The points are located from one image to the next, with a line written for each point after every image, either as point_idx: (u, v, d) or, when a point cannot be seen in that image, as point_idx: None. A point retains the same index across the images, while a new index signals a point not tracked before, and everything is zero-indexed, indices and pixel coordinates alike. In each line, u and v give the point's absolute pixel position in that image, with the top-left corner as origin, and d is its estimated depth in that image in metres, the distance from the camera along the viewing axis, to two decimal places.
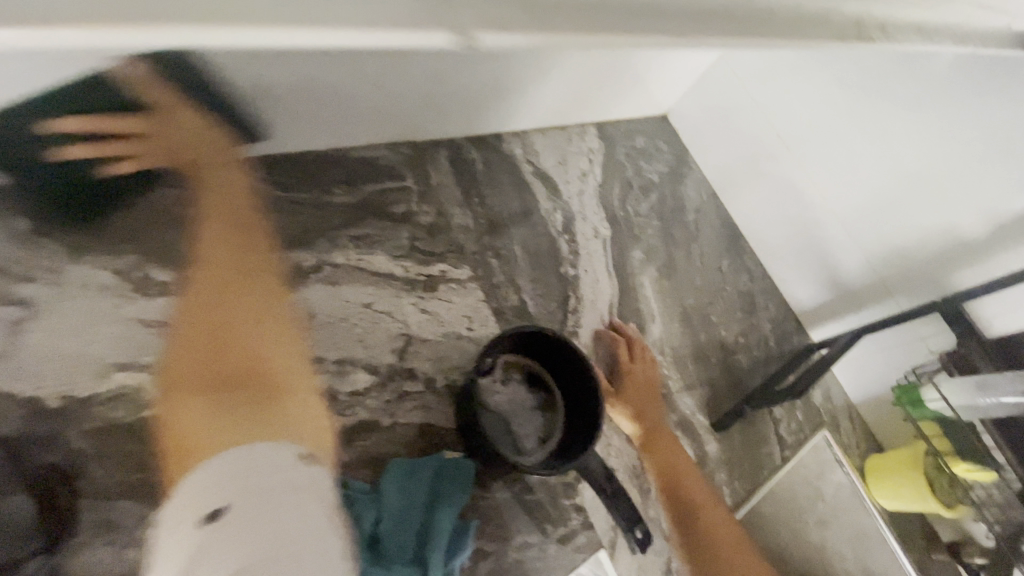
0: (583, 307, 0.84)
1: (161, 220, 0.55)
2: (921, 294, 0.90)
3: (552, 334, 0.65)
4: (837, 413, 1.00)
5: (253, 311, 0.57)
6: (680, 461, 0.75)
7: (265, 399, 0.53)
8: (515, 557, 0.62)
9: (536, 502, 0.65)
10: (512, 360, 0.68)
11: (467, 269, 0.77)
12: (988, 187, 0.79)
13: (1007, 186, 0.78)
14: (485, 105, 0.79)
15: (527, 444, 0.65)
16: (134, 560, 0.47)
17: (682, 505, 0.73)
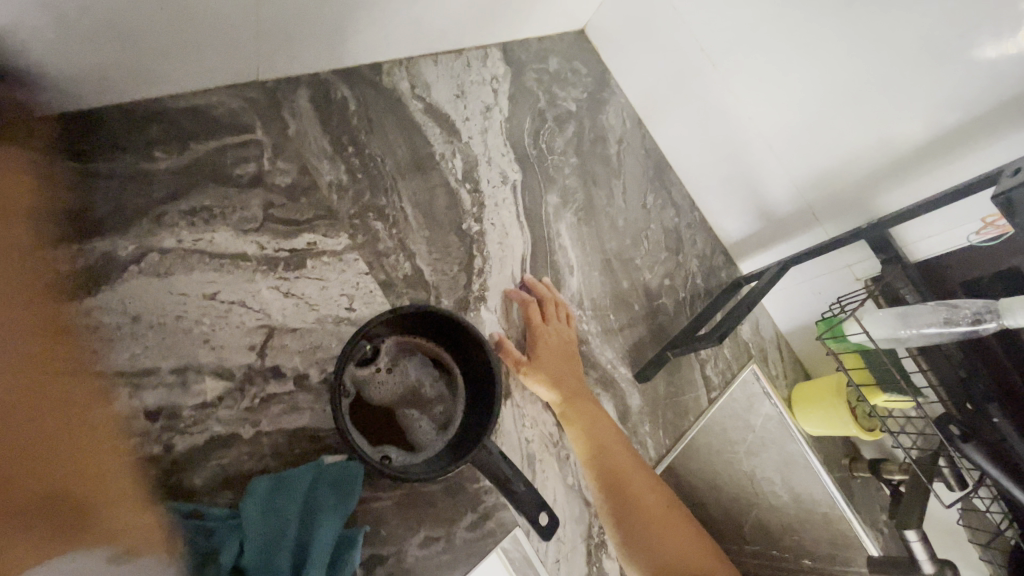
0: (489, 267, 0.74)
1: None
2: (849, 218, 0.85)
3: (438, 311, 0.56)
4: (766, 346, 0.97)
5: (98, 417, 0.47)
6: (607, 432, 0.68)
7: (75, 520, 0.40)
8: (417, 557, 0.56)
9: (438, 493, 0.59)
10: (399, 343, 0.60)
11: (343, 237, 0.65)
12: (919, 97, 0.71)
13: (938, 94, 0.70)
14: (341, 26, 0.64)
15: (420, 436, 0.58)
16: None
17: (612, 481, 0.65)
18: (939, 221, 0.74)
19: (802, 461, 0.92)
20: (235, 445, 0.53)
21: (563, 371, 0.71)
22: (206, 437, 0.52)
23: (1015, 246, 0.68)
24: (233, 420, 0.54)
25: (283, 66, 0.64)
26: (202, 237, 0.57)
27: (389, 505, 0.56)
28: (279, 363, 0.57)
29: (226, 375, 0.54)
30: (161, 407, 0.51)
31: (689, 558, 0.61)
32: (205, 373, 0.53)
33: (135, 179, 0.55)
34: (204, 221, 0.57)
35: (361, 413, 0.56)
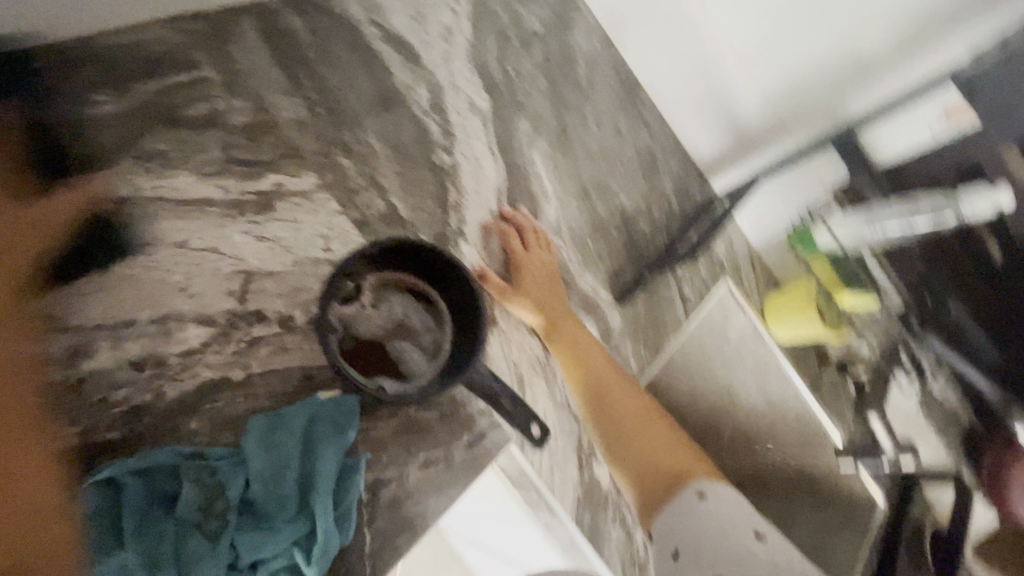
0: (465, 200, 0.73)
1: None
2: (817, 125, 0.87)
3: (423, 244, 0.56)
4: (740, 262, 1.00)
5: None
6: (597, 359, 0.73)
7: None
8: (418, 479, 0.59)
9: (435, 418, 0.62)
10: (381, 280, 0.60)
11: (310, 176, 0.63)
12: None
13: None
14: None
15: (413, 366, 0.59)
16: None
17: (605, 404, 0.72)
18: (905, 122, 0.78)
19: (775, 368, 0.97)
20: (230, 388, 0.53)
21: (545, 296, 0.73)
22: (197, 384, 0.52)
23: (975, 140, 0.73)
24: (221, 365, 0.53)
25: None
26: (164, 184, 0.55)
27: (387, 432, 0.58)
28: (261, 307, 0.57)
29: (209, 320, 0.54)
30: (146, 356, 0.50)
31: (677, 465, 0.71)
32: (187, 320, 0.53)
33: (82, 127, 0.52)
34: (162, 166, 0.55)
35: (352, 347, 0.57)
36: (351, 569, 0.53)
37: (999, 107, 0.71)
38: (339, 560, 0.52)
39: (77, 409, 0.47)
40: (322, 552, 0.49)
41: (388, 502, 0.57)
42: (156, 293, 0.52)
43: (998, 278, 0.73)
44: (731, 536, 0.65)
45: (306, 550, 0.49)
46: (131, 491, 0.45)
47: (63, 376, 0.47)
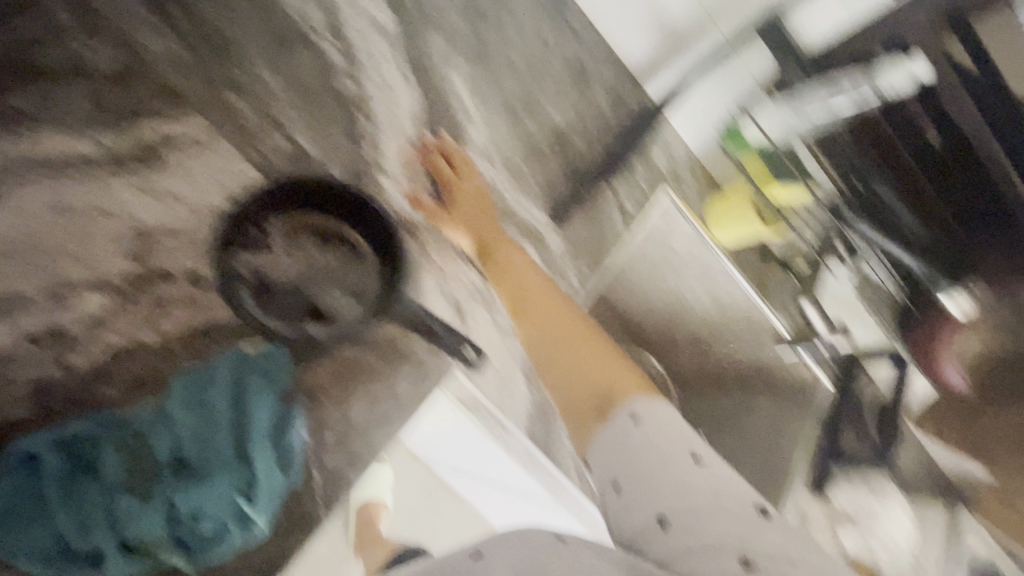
0: (379, 131, 0.69)
1: None
2: (741, 17, 0.83)
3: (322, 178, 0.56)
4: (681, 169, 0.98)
5: None
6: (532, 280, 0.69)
7: None
8: (362, 416, 0.60)
9: (373, 359, 0.61)
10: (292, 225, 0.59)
11: (198, 119, 0.58)
12: None
13: None
14: None
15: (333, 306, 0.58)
16: None
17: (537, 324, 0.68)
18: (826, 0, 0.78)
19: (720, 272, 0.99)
20: (144, 350, 0.52)
21: (478, 217, 0.70)
22: (108, 350, 0.51)
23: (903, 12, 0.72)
24: (131, 328, 0.52)
25: None
26: (34, 143, 0.51)
27: (325, 375, 0.58)
28: (164, 265, 0.54)
29: (109, 286, 0.52)
30: (47, 329, 0.49)
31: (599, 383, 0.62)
32: (84, 288, 0.51)
33: None
34: (26, 123, 0.51)
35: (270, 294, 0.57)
36: (303, 505, 0.55)
37: None
38: (290, 499, 0.54)
39: None
40: (264, 495, 0.50)
41: (333, 442, 0.58)
42: (43, 261, 0.50)
43: (930, 158, 0.74)
44: (669, 466, 0.54)
45: (246, 496, 0.49)
46: (54, 464, 0.46)
47: None
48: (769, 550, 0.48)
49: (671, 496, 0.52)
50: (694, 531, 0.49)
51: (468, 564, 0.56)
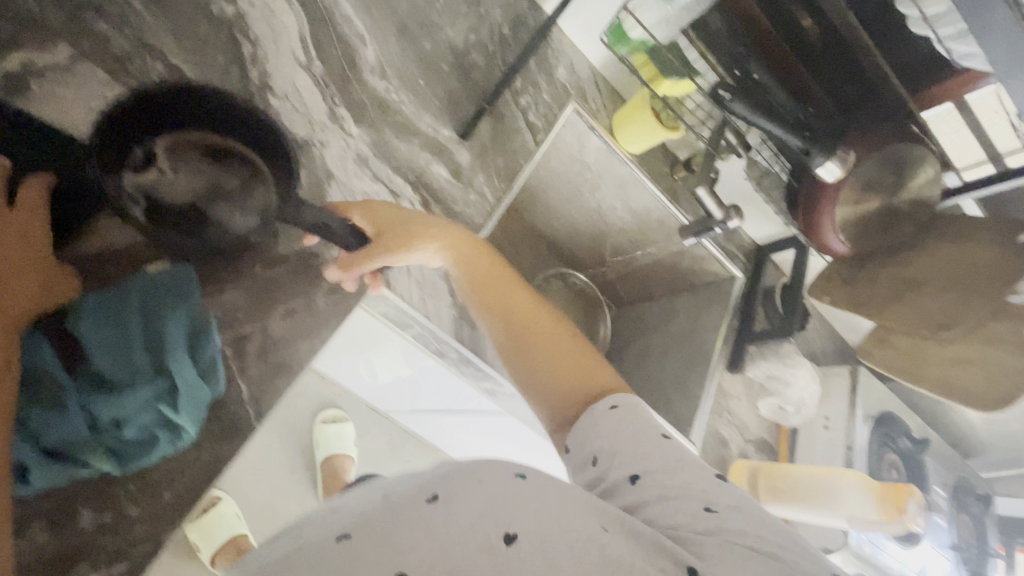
0: (264, 53, 0.68)
1: None
2: None
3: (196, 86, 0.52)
4: (584, 83, 1.01)
5: None
6: (477, 270, 0.65)
7: None
8: (282, 329, 0.62)
9: (284, 273, 0.63)
10: (175, 141, 0.57)
11: (62, 47, 0.56)
12: None
13: None
14: None
15: (231, 222, 0.59)
16: None
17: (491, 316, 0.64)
18: None
19: (631, 179, 1.05)
20: None
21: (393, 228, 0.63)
22: None
23: None
24: None
25: None
26: None
27: (236, 293, 0.60)
28: None
29: None
30: None
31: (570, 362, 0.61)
32: None
33: None
34: None
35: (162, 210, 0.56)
36: (233, 413, 0.57)
37: None
38: (218, 408, 0.56)
39: None
40: (189, 403, 0.52)
41: (255, 353, 0.60)
42: None
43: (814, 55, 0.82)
44: (640, 435, 0.52)
45: (171, 405, 0.51)
46: None
47: None
48: (734, 504, 0.46)
49: (643, 459, 0.50)
50: (664, 483, 0.48)
51: (417, 506, 0.45)
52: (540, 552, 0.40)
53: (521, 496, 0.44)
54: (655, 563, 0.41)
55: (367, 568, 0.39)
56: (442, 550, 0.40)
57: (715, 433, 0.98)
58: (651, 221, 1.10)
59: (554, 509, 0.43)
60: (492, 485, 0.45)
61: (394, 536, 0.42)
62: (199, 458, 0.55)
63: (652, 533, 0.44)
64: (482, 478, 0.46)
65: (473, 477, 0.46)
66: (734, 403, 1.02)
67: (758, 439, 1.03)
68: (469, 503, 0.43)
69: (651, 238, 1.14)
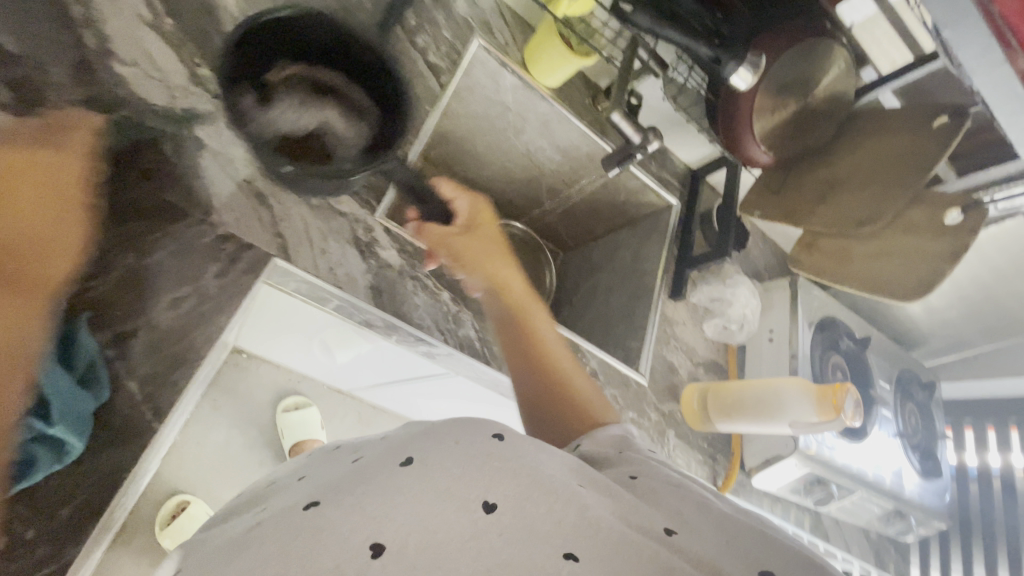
0: (97, 10, 0.58)
1: None
2: None
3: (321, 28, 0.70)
4: (487, 15, 0.94)
5: None
6: (529, 307, 0.74)
7: None
8: (169, 320, 0.56)
9: (165, 260, 0.57)
10: (299, 76, 0.76)
11: None
12: None
13: None
14: None
15: (337, 136, 0.81)
16: None
17: (510, 333, 0.73)
18: None
19: (553, 116, 1.00)
20: None
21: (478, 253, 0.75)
22: None
23: None
24: None
25: None
26: None
27: (109, 287, 0.54)
28: None
29: None
30: None
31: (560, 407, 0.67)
32: None
33: None
34: None
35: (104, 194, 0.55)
36: (129, 415, 0.53)
37: None
38: (110, 413, 0.53)
39: None
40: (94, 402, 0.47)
41: (145, 350, 0.55)
42: None
43: None
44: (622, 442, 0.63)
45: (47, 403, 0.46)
46: None
47: None
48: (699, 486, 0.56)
49: (630, 450, 0.61)
50: (644, 466, 0.57)
51: (392, 468, 0.51)
52: (518, 512, 0.46)
53: (499, 456, 0.51)
54: (633, 519, 0.47)
55: (341, 530, 0.43)
56: (419, 508, 0.45)
57: (665, 361, 0.99)
58: (581, 156, 1.06)
59: (519, 462, 0.50)
60: (469, 445, 0.52)
61: (367, 497, 0.47)
62: (97, 467, 0.51)
63: (625, 492, 0.52)
64: (458, 440, 0.53)
65: (449, 439, 0.53)
66: (681, 330, 1.03)
67: (707, 361, 1.04)
68: (444, 463, 0.49)
69: (583, 175, 1.10)
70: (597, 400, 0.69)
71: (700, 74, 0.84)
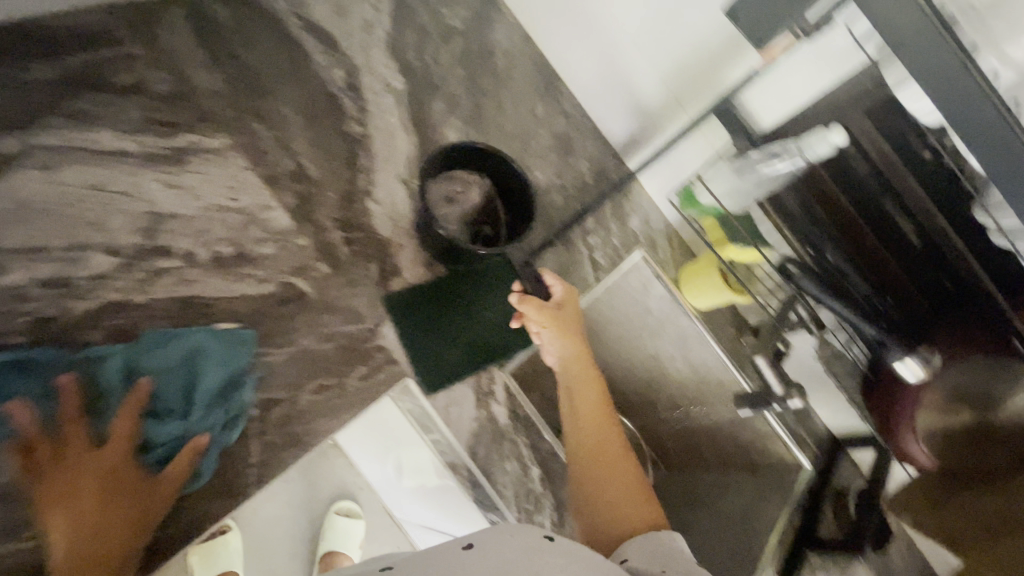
0: (375, 165, 0.81)
1: None
2: (703, 99, 0.87)
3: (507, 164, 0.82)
4: (655, 236, 1.04)
5: None
6: (591, 398, 0.69)
7: None
8: (308, 401, 0.69)
9: (322, 356, 0.71)
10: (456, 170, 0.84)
11: (220, 136, 0.71)
12: None
13: None
14: None
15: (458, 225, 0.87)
16: None
17: (574, 419, 0.68)
18: (770, 86, 0.78)
19: (693, 335, 1.00)
20: (128, 308, 0.63)
21: (564, 330, 0.73)
22: (100, 302, 0.61)
23: (849, 102, 0.71)
24: (126, 289, 0.63)
25: None
26: (86, 135, 0.64)
27: (286, 361, 0.69)
28: (169, 244, 0.65)
29: (115, 252, 0.62)
30: (57, 277, 0.60)
31: (618, 508, 0.59)
32: (95, 249, 0.62)
33: (16, 88, 0.62)
34: (86, 121, 0.64)
35: (423, 310, 0.78)
36: (239, 488, 0.66)
37: (782, 103, 0.78)
38: (230, 458, 0.65)
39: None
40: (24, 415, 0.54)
41: (278, 418, 0.68)
42: (70, 225, 0.61)
43: (912, 253, 0.70)
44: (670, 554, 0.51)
45: (95, 430, 0.59)
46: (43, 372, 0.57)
47: None
48: None
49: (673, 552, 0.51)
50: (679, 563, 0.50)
51: (455, 551, 0.47)
52: None
53: (551, 555, 0.45)
54: None
55: None
56: None
57: None
58: (709, 381, 1.02)
59: (569, 560, 0.45)
60: (522, 541, 0.46)
61: None
62: None
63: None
64: (513, 532, 0.47)
65: (505, 532, 0.47)
66: None
67: None
68: (501, 555, 0.44)
69: (707, 399, 1.03)
70: (644, 508, 0.59)
71: (862, 350, 0.81)
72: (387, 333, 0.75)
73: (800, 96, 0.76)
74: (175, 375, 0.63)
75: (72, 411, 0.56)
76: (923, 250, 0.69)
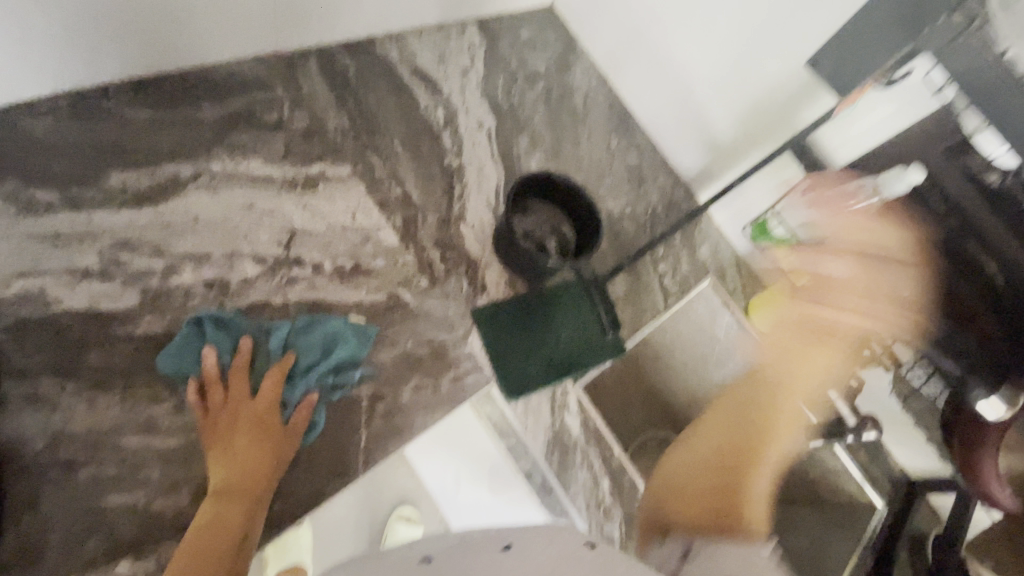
0: (468, 192, 0.91)
1: (96, 164, 0.69)
2: (775, 138, 0.91)
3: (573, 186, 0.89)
4: (724, 265, 1.07)
5: None
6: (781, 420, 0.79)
7: None
8: (406, 403, 0.77)
9: (420, 356, 0.79)
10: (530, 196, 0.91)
11: (346, 167, 0.83)
12: (807, 31, 0.81)
13: (819, 30, 0.80)
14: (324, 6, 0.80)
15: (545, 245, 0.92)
16: (109, 421, 0.63)
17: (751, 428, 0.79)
18: (848, 125, 0.84)
19: None
20: (270, 308, 0.73)
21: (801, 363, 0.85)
22: (247, 302, 0.72)
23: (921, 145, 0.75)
24: (267, 292, 0.73)
25: (282, 44, 0.82)
26: (240, 164, 0.76)
27: (392, 362, 0.77)
28: (301, 255, 0.76)
29: (261, 261, 0.74)
30: (215, 280, 0.71)
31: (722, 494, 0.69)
32: (245, 258, 0.73)
33: (188, 123, 0.74)
34: (241, 152, 0.77)
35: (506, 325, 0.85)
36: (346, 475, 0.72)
37: (857, 144, 0.84)
38: (340, 448, 0.72)
39: (164, 307, 0.68)
40: (212, 359, 0.65)
41: (381, 412, 0.75)
42: (227, 237, 0.73)
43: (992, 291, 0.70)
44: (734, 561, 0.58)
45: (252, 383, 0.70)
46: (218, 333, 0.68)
47: (159, 284, 0.68)
48: None
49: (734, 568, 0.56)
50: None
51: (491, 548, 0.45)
52: None
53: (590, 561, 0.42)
54: None
55: None
56: None
57: None
58: None
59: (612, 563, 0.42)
60: (561, 549, 0.44)
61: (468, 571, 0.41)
62: None
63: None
64: (551, 539, 0.45)
65: (543, 537, 0.45)
66: None
67: None
68: (536, 559, 0.42)
69: None
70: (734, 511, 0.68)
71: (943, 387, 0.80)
72: (474, 343, 0.83)
73: (873, 136, 0.82)
74: (309, 346, 0.72)
75: (243, 363, 0.67)
76: (1010, 293, 0.68)
